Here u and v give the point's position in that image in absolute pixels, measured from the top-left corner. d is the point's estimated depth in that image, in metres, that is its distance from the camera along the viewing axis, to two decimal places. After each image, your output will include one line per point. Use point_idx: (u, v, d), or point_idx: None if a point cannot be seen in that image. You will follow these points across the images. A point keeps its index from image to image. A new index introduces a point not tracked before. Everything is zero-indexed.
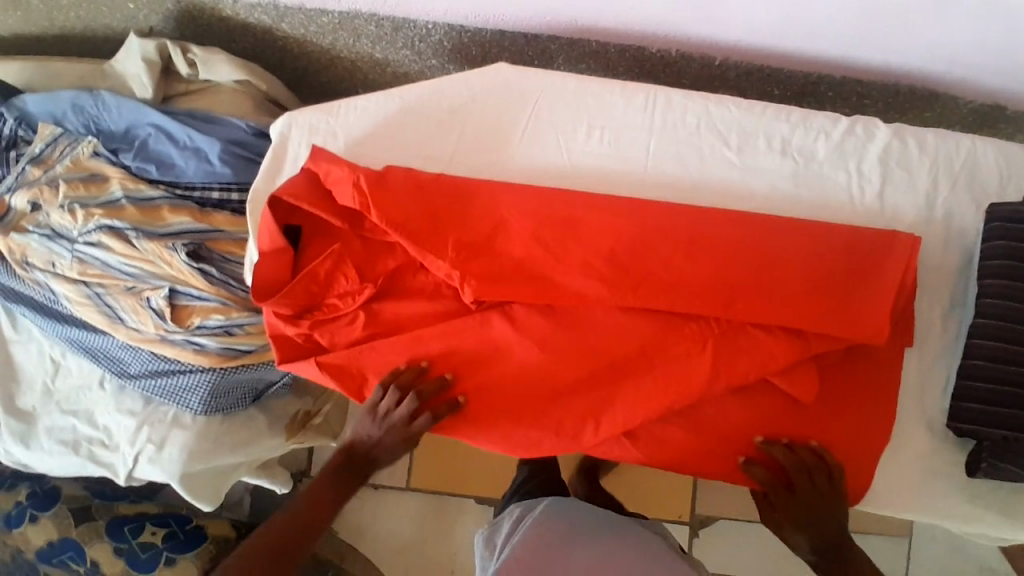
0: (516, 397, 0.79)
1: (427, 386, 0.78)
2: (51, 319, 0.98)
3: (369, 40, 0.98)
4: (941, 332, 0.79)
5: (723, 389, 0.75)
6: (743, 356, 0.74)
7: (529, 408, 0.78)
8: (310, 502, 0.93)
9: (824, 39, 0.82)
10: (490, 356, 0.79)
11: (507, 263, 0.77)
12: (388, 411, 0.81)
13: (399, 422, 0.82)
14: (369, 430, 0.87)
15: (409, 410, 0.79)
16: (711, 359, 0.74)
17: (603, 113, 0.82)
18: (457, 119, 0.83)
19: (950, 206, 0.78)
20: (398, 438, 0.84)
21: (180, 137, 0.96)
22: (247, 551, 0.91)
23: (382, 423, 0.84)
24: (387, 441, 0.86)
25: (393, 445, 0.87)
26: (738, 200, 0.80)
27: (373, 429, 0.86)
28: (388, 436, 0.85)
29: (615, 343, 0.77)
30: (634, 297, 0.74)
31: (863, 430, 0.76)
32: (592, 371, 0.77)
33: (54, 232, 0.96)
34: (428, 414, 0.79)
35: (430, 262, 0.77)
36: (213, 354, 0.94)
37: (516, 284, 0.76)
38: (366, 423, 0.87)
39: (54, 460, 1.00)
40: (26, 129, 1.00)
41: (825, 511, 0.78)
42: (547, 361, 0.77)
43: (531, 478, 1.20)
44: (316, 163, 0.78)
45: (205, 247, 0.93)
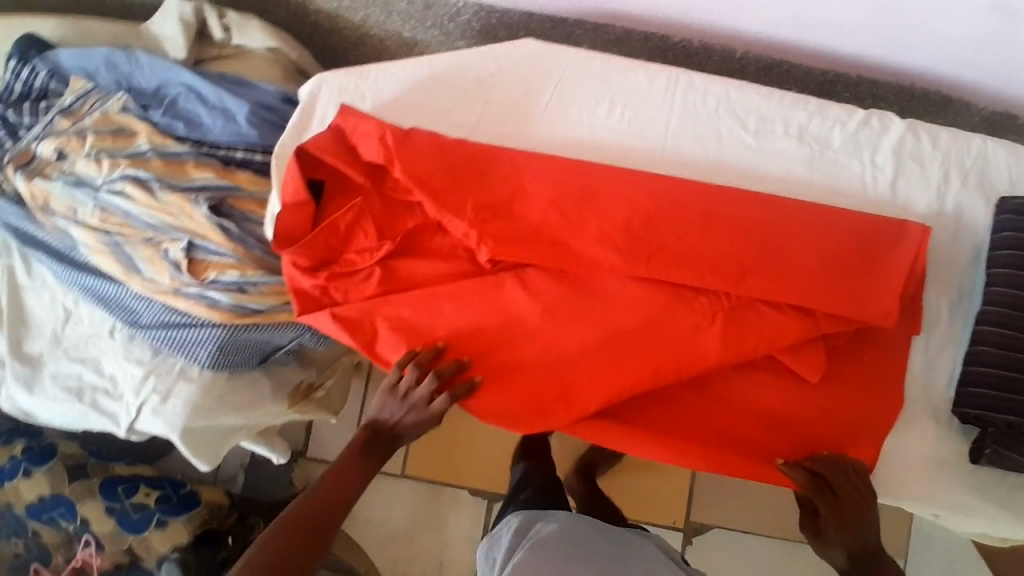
0: (528, 364, 0.79)
1: (445, 367, 0.79)
2: (67, 266, 0.99)
3: (399, 18, 1.00)
4: (948, 322, 0.80)
5: (732, 362, 0.76)
6: (751, 331, 0.75)
7: (537, 372, 0.79)
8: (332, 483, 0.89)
9: (843, 36, 0.84)
10: (502, 318, 0.79)
11: (525, 227, 0.78)
12: (408, 391, 0.82)
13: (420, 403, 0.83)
14: (391, 414, 0.88)
15: (430, 390, 0.80)
16: (720, 333, 0.75)
17: (625, 91, 0.84)
18: (482, 88, 0.86)
19: (961, 200, 0.80)
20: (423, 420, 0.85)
21: (211, 99, 0.98)
22: (287, 520, 0.85)
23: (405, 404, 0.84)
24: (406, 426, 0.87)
25: (418, 427, 0.87)
26: (755, 181, 0.81)
27: (397, 412, 0.87)
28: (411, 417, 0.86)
29: (627, 311, 0.77)
30: (648, 267, 0.76)
31: (868, 414, 0.77)
32: (603, 339, 0.77)
33: (78, 180, 0.97)
34: (445, 396, 0.79)
35: (449, 223, 0.79)
36: (224, 310, 0.95)
37: (532, 247, 0.77)
38: (385, 408, 0.88)
39: (57, 406, 1.01)
40: (57, 82, 1.02)
41: (863, 514, 0.77)
42: (558, 326, 0.78)
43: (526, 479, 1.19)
44: (344, 119, 0.81)
45: (226, 204, 0.95)
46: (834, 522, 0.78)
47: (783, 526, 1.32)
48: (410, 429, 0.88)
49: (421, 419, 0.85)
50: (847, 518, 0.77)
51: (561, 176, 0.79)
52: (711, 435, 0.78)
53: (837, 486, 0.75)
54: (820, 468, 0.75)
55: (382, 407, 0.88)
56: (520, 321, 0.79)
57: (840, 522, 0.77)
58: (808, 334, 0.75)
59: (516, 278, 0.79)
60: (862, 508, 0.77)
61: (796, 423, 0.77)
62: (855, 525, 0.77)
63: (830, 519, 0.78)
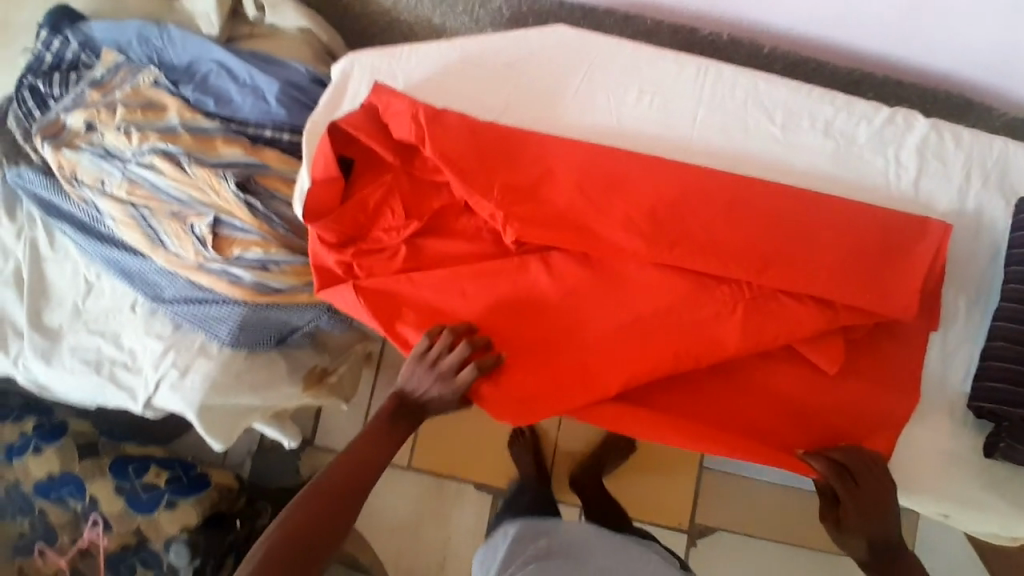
0: (548, 347, 0.79)
1: (477, 336, 0.79)
2: (92, 238, 1.01)
3: (431, 4, 1.02)
4: (967, 319, 0.81)
5: (752, 351, 0.76)
6: (772, 321, 0.76)
7: (557, 356, 0.79)
8: (343, 476, 0.83)
9: (870, 35, 0.85)
10: (525, 300, 0.80)
11: (551, 210, 0.79)
12: (436, 361, 0.79)
13: (444, 375, 0.79)
14: (420, 386, 0.82)
15: (460, 358, 0.77)
16: (741, 322, 0.76)
17: (654, 80, 0.86)
18: (513, 73, 0.87)
19: (982, 199, 0.81)
20: (450, 397, 0.80)
21: (241, 75, 0.99)
22: (321, 488, 0.81)
23: (434, 377, 0.79)
24: (432, 398, 0.83)
25: (445, 403, 0.82)
26: (780, 173, 0.83)
27: (425, 385, 0.81)
28: (439, 392, 0.81)
29: (648, 298, 0.78)
30: (671, 254, 0.76)
31: (886, 407, 0.77)
32: (625, 325, 0.78)
33: (107, 152, 0.98)
34: (473, 367, 0.78)
35: (477, 203, 0.80)
36: (247, 287, 0.96)
37: (558, 230, 0.78)
38: (412, 380, 0.83)
39: (73, 378, 1.02)
40: (89, 54, 1.03)
41: (886, 503, 0.75)
42: (580, 309, 0.79)
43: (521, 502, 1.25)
44: (378, 96, 0.82)
45: (253, 181, 0.95)
46: (856, 512, 0.76)
47: (788, 531, 1.32)
48: (439, 404, 0.83)
49: (449, 395, 0.80)
50: (869, 506, 0.75)
51: (586, 162, 0.81)
52: (730, 424, 0.78)
53: (859, 474, 0.74)
54: (843, 459, 0.75)
55: (409, 378, 0.83)
56: (543, 303, 0.80)
57: (862, 509, 0.75)
58: (829, 326, 0.75)
59: (540, 261, 0.80)
60: (885, 496, 0.75)
61: (812, 414, 0.78)
62: (877, 515, 0.76)
63: (853, 507, 0.75)
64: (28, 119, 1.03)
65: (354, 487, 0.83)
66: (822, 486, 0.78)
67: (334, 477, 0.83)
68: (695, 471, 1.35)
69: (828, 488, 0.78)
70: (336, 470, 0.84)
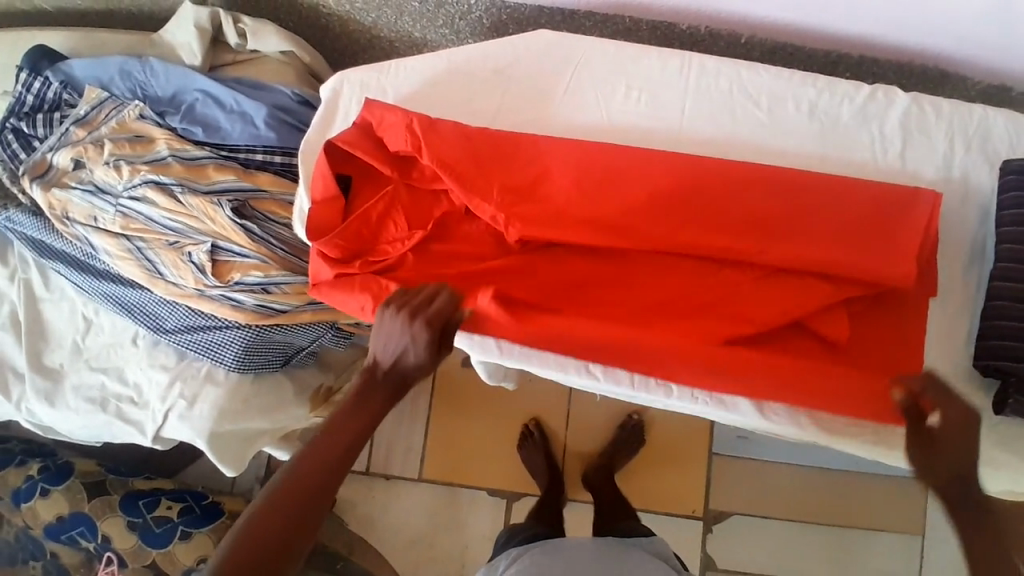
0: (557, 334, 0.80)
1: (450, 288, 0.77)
2: (88, 275, 1.00)
3: (411, 18, 1.03)
4: (962, 284, 0.83)
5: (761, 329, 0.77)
6: (776, 294, 0.77)
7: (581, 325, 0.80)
8: (295, 487, 0.67)
9: (845, 19, 0.88)
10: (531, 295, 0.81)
11: (553, 207, 0.80)
12: (407, 299, 0.74)
13: (418, 308, 0.73)
14: (387, 344, 0.73)
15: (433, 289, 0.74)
16: (745, 300, 0.78)
17: (640, 75, 0.87)
18: (501, 79, 0.89)
19: (967, 165, 0.83)
20: (423, 334, 0.71)
21: (227, 101, 0.99)
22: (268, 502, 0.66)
23: (405, 317, 0.72)
24: (406, 350, 0.72)
25: (419, 357, 0.73)
26: (770, 156, 0.84)
27: (394, 339, 0.73)
28: (410, 335, 0.72)
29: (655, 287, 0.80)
30: (672, 241, 0.78)
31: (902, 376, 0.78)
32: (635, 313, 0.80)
33: (97, 188, 0.98)
34: (446, 292, 0.74)
35: (477, 207, 0.81)
36: (249, 311, 0.95)
37: (561, 227, 0.79)
38: (379, 343, 0.74)
39: (79, 418, 1.01)
40: (71, 93, 1.02)
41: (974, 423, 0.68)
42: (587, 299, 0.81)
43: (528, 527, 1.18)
44: (370, 112, 0.83)
45: (248, 206, 0.95)
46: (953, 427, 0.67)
47: (798, 509, 1.33)
48: (412, 363, 0.73)
49: (422, 334, 0.71)
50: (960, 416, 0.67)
51: (583, 159, 0.82)
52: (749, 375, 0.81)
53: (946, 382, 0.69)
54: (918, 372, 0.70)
55: (376, 343, 0.74)
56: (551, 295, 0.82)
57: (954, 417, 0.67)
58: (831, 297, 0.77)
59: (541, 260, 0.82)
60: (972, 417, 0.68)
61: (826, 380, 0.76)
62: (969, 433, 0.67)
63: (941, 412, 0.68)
64: (14, 161, 1.02)
65: (304, 503, 0.67)
66: (905, 403, 0.69)
67: (277, 497, 0.66)
68: (704, 458, 1.36)
69: (919, 407, 0.69)
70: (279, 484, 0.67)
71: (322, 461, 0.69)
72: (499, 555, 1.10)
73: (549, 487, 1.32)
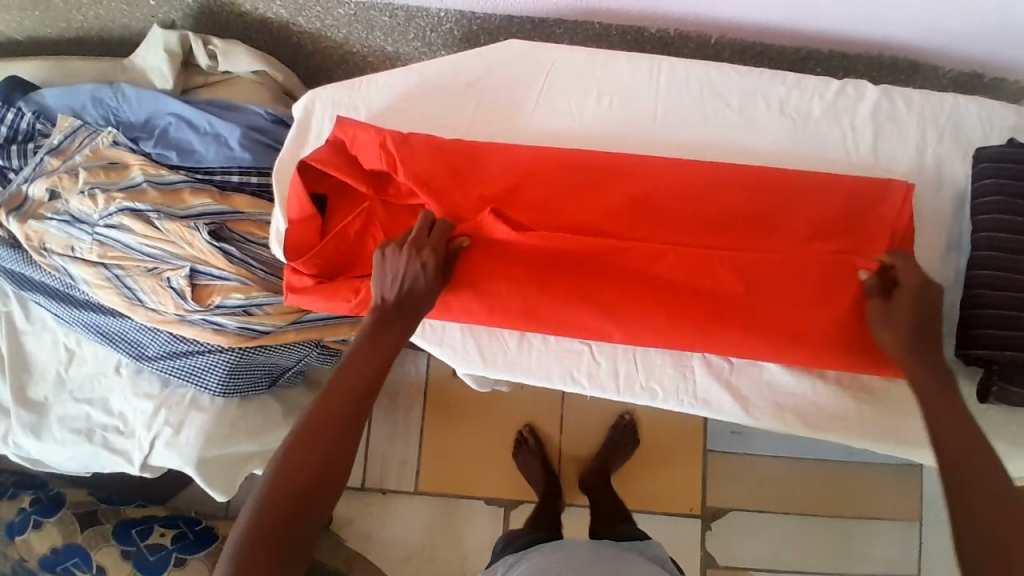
0: (563, 309, 0.81)
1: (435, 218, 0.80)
2: (68, 305, 0.99)
3: (382, 32, 1.02)
4: (941, 274, 0.83)
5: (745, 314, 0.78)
6: (782, 275, 0.76)
7: (568, 317, 0.81)
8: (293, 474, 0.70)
9: (813, 17, 0.88)
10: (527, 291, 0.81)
11: (534, 207, 0.81)
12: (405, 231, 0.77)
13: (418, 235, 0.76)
14: (396, 278, 0.75)
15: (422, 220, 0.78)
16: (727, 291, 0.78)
17: (612, 81, 0.87)
18: (473, 91, 0.88)
19: (941, 155, 0.84)
20: (433, 258, 0.75)
21: (201, 123, 0.98)
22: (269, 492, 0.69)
23: (409, 246, 0.75)
24: (418, 276, 0.75)
25: (428, 282, 0.76)
26: (743, 156, 0.85)
27: (402, 268, 0.75)
28: (421, 262, 0.74)
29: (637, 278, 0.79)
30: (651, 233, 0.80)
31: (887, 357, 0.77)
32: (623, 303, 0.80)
33: (73, 218, 0.97)
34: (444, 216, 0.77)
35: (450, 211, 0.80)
36: (232, 334, 0.94)
37: (542, 224, 0.80)
38: (386, 280, 0.75)
39: (66, 450, 1.00)
40: (44, 122, 1.02)
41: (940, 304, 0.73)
42: (593, 277, 0.79)
43: (522, 535, 1.15)
44: (344, 130, 0.82)
45: (225, 228, 0.95)
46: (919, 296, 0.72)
47: (795, 502, 1.33)
48: (423, 285, 0.75)
49: (431, 260, 0.75)
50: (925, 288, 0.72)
51: (560, 164, 0.82)
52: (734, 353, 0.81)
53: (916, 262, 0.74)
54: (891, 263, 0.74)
55: (383, 280, 0.75)
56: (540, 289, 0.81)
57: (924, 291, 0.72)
58: (840, 269, 0.76)
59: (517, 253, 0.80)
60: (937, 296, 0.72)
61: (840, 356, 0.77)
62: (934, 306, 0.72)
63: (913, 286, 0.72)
64: None
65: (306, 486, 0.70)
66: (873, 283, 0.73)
67: (263, 514, 0.68)
68: (700, 456, 1.35)
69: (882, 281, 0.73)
70: (262, 500, 0.69)
71: (302, 466, 0.70)
72: (497, 561, 1.09)
73: (547, 491, 1.32)
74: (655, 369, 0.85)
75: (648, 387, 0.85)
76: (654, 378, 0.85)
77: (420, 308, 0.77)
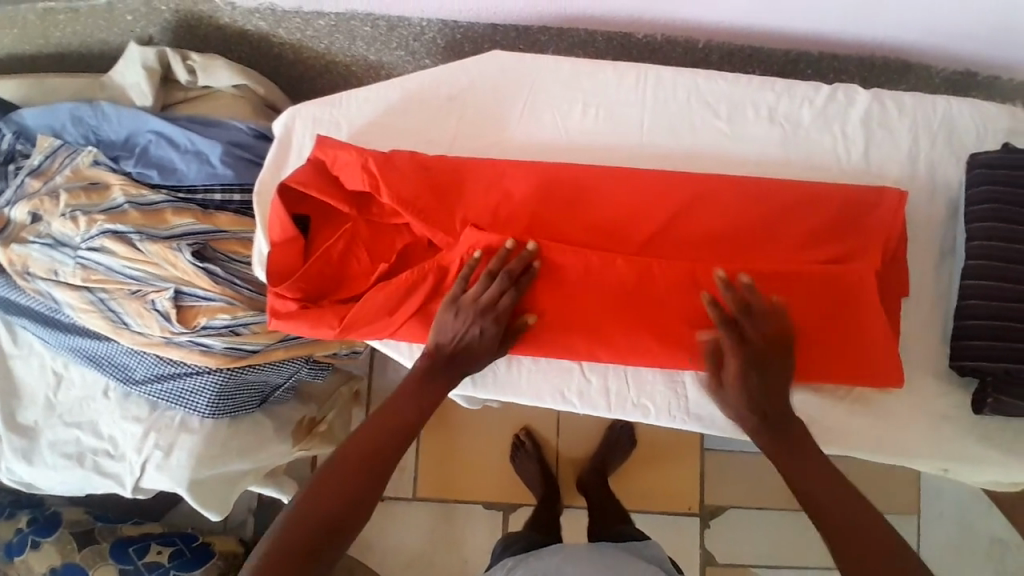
0: (569, 337, 0.80)
1: (517, 264, 0.76)
2: (54, 330, 0.98)
3: (364, 42, 1.00)
4: (934, 282, 0.82)
5: None
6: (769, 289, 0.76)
7: (553, 336, 0.80)
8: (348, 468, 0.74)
9: (803, 19, 0.86)
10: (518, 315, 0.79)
11: (521, 225, 0.80)
12: (480, 296, 0.76)
13: (487, 306, 0.76)
14: (455, 334, 0.77)
15: (499, 287, 0.76)
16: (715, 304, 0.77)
17: (597, 92, 0.86)
18: (456, 104, 0.87)
19: (933, 160, 0.82)
20: (491, 328, 0.76)
21: (181, 141, 0.96)
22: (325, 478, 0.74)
23: (472, 316, 0.76)
24: (476, 338, 0.77)
25: (483, 344, 0.78)
26: (734, 166, 0.83)
27: (460, 329, 0.77)
28: (480, 327, 0.76)
29: (625, 294, 0.78)
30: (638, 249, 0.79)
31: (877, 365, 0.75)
32: (608, 320, 0.78)
33: (55, 241, 0.95)
34: (513, 290, 0.76)
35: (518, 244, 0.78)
36: (219, 354, 0.93)
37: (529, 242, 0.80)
38: (445, 329, 0.78)
39: (58, 474, 0.99)
40: (23, 142, 1.01)
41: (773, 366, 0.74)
42: (588, 295, 0.78)
43: (516, 541, 1.14)
44: (323, 151, 0.80)
45: (208, 248, 0.94)
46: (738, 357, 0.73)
47: (791, 493, 1.33)
48: (477, 347, 0.78)
49: (489, 329, 0.77)
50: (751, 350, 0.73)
51: (545, 180, 0.81)
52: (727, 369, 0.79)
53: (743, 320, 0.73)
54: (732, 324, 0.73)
55: (441, 326, 0.78)
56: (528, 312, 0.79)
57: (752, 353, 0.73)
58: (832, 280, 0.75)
59: (537, 281, 0.78)
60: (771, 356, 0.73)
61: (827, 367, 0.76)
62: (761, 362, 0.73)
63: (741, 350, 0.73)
64: None
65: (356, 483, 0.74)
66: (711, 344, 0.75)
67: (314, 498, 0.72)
68: (698, 453, 1.35)
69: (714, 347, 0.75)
70: (295, 513, 0.72)
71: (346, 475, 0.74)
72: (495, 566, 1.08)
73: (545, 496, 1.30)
74: (647, 386, 0.84)
75: (639, 403, 0.84)
76: (645, 396, 0.84)
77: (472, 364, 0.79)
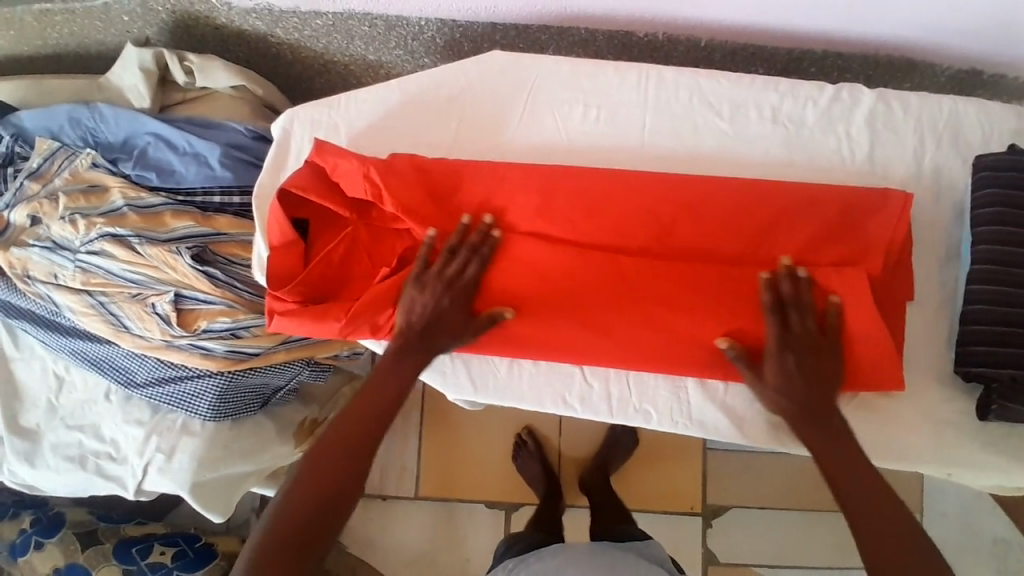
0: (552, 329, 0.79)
1: (474, 235, 0.78)
2: (55, 332, 0.98)
3: (362, 41, 0.99)
4: (940, 285, 0.81)
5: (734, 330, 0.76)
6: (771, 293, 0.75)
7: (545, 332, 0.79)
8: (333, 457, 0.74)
9: (806, 17, 0.85)
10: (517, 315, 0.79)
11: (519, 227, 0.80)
12: (442, 267, 0.77)
13: (450, 275, 0.77)
14: (423, 311, 0.77)
15: (461, 255, 0.77)
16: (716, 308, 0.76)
17: (598, 93, 0.85)
18: (456, 106, 0.86)
19: (938, 161, 0.81)
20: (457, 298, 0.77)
21: (180, 143, 0.96)
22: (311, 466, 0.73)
23: (438, 288, 0.77)
24: (443, 312, 0.77)
25: (452, 319, 0.77)
26: (736, 168, 0.82)
27: (427, 305, 0.77)
28: (445, 298, 0.77)
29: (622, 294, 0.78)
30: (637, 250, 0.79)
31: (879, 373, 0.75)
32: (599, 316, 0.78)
33: (55, 244, 0.95)
34: (475, 259, 0.78)
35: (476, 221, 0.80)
36: (220, 358, 0.93)
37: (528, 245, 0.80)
38: (414, 308, 0.77)
39: (60, 477, 0.99)
40: (22, 145, 1.00)
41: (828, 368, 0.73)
42: (586, 297, 0.78)
43: (519, 541, 1.15)
44: (322, 157, 0.79)
45: (208, 251, 0.93)
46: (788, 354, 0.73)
47: (794, 492, 1.33)
48: (444, 319, 0.77)
49: (455, 300, 0.77)
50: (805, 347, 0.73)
51: (547, 183, 0.80)
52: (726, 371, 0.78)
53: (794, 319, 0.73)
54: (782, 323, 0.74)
55: (409, 306, 0.77)
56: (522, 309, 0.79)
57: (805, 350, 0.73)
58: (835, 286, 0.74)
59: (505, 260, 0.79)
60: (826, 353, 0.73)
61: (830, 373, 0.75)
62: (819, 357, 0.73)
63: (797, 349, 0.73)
64: None
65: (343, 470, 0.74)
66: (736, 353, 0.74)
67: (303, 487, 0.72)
68: (700, 453, 1.35)
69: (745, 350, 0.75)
70: (285, 503, 0.72)
71: (334, 461, 0.74)
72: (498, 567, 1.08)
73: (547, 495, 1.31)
74: (649, 390, 0.84)
75: (641, 409, 0.84)
76: (647, 400, 0.84)
77: (443, 343, 0.78)
